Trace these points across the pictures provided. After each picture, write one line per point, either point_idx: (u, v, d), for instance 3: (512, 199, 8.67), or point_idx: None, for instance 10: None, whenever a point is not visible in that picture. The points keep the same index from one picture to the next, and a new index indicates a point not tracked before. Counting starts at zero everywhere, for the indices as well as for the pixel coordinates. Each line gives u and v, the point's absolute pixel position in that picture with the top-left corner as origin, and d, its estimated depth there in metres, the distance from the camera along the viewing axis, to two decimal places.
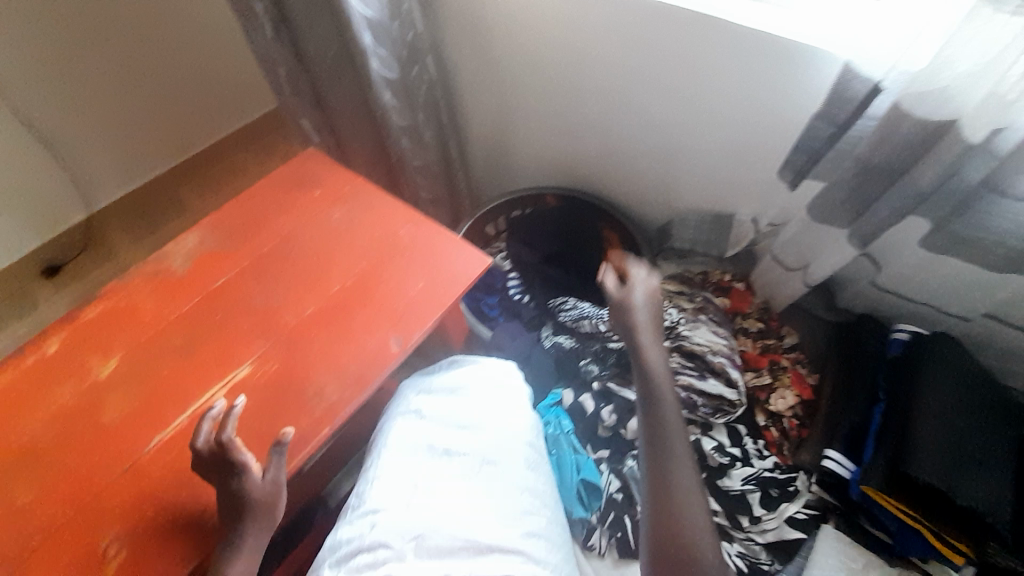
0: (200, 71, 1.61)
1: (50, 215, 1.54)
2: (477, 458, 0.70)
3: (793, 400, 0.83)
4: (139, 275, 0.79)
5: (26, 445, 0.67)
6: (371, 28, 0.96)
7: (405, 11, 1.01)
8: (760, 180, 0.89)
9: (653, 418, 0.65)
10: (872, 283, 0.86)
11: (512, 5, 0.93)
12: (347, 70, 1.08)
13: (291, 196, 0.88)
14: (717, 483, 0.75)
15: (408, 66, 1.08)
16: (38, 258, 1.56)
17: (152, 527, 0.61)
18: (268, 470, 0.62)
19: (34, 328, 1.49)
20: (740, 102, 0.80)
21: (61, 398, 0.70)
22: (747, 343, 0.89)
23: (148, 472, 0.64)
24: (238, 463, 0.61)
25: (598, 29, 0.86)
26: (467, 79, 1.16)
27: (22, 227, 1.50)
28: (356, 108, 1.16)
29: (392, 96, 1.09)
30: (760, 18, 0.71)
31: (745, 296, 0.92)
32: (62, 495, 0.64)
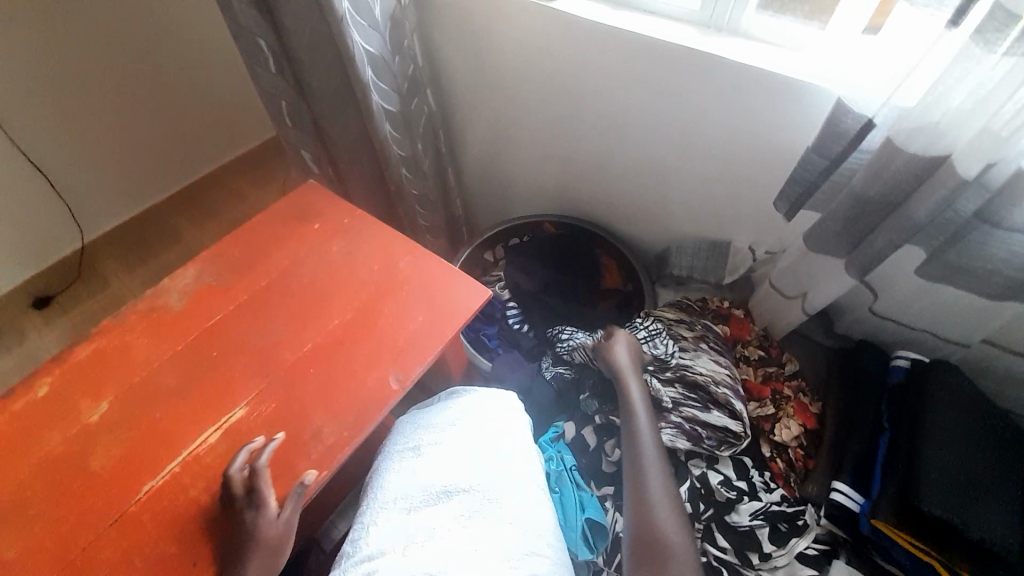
0: (199, 103, 1.64)
1: (43, 247, 1.52)
2: (481, 496, 0.68)
3: (798, 430, 0.81)
4: (134, 313, 0.78)
5: (10, 496, 0.64)
6: (373, 63, 0.99)
7: (406, 47, 1.04)
8: (756, 208, 0.90)
9: (630, 441, 0.69)
10: (870, 309, 0.87)
11: (508, 42, 0.96)
12: (347, 103, 1.11)
13: (291, 230, 0.88)
14: (724, 519, 0.71)
15: (408, 98, 1.11)
16: (29, 290, 1.54)
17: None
18: (284, 508, 0.62)
19: (24, 362, 1.46)
20: (733, 134, 0.82)
21: (49, 445, 0.68)
22: (748, 371, 0.88)
23: (137, 524, 0.61)
24: (261, 499, 0.61)
25: (593, 64, 0.88)
26: (465, 110, 1.20)
27: (14, 260, 1.48)
28: (356, 140, 1.19)
29: (392, 128, 1.12)
30: (752, 54, 0.73)
31: (745, 323, 0.92)
32: (46, 551, 0.60)
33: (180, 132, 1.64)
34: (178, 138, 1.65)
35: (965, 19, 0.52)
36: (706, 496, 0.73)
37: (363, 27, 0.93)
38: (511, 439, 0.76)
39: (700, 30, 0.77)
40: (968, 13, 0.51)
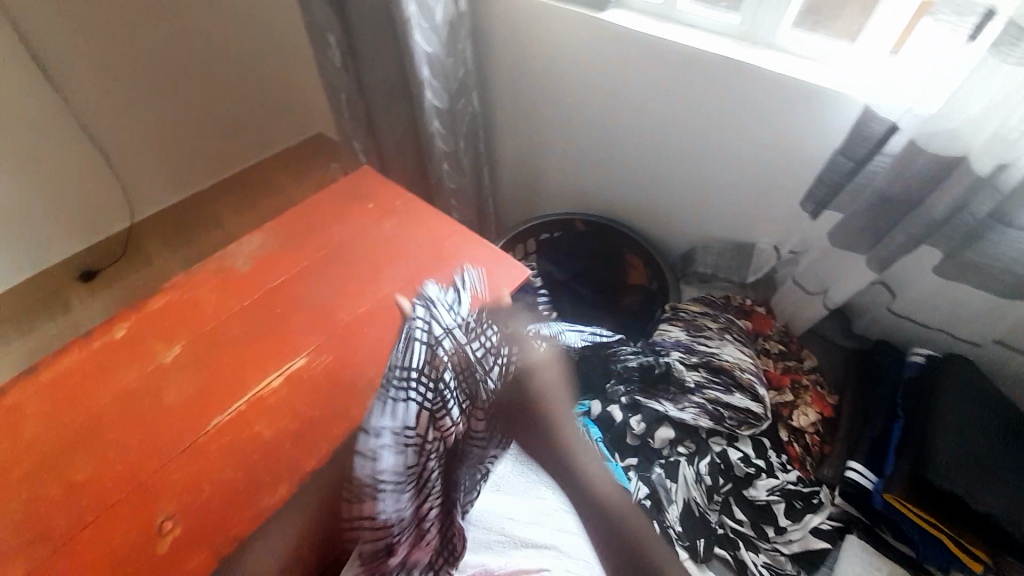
0: (254, 95, 1.76)
1: (96, 221, 1.61)
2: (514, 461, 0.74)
3: (815, 417, 0.86)
4: (204, 271, 0.86)
5: (90, 422, 0.71)
6: (429, 62, 1.08)
7: (459, 50, 1.13)
8: (780, 212, 0.95)
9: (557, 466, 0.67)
10: (888, 309, 0.91)
11: (553, 48, 1.05)
12: (399, 100, 1.20)
13: (347, 207, 0.96)
14: (743, 493, 0.79)
15: (456, 98, 1.20)
16: (79, 261, 1.61)
17: (206, 508, 0.63)
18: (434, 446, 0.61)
19: (67, 329, 1.50)
20: (761, 140, 0.88)
21: (124, 380, 0.75)
22: (769, 363, 0.93)
23: (205, 452, 0.68)
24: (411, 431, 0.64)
25: (630, 71, 0.96)
26: (505, 112, 1.28)
27: (70, 230, 1.57)
28: (404, 134, 1.27)
29: (439, 123, 1.20)
30: (784, 66, 0.80)
31: (767, 319, 0.97)
32: (119, 472, 0.66)
33: (233, 123, 1.77)
34: (230, 126, 1.77)
35: (981, 35, 0.59)
36: (726, 471, 0.80)
37: (424, 28, 1.03)
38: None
39: (736, 42, 0.85)
40: (984, 30, 0.58)
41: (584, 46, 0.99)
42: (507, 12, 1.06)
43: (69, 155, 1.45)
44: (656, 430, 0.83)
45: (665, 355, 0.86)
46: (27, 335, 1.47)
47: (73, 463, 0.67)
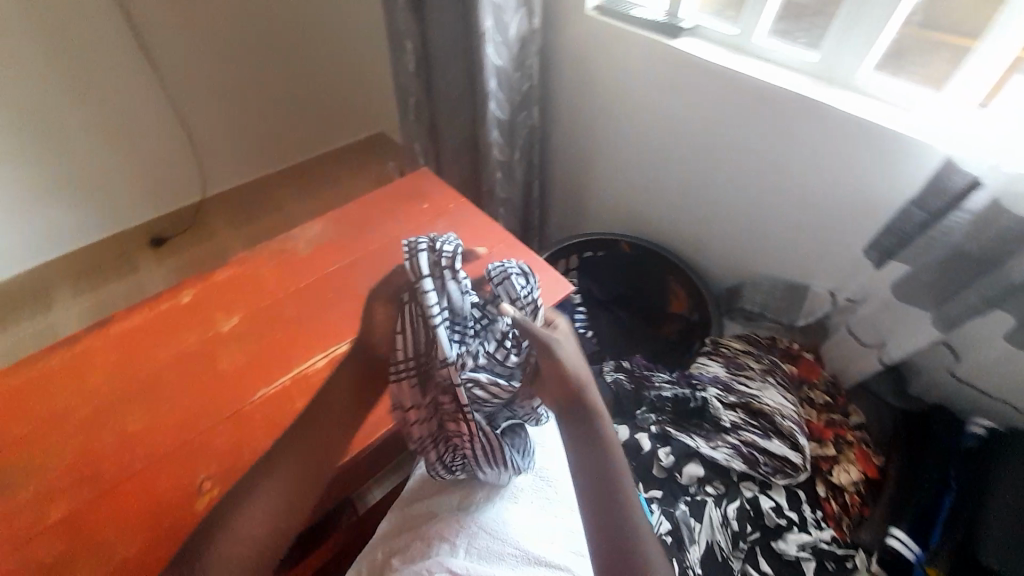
0: (327, 91, 1.87)
1: (172, 192, 1.74)
2: (534, 474, 0.72)
3: (857, 476, 0.81)
4: (267, 251, 0.91)
5: (151, 377, 0.76)
6: (497, 74, 1.12)
7: (527, 66, 1.17)
8: (839, 258, 0.92)
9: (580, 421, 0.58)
10: (952, 372, 0.86)
11: (619, 71, 1.06)
12: (464, 108, 1.24)
13: (404, 205, 1.00)
14: (771, 544, 0.75)
15: (517, 111, 1.23)
16: (152, 228, 1.73)
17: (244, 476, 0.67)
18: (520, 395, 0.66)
19: (133, 289, 1.60)
20: (828, 181, 0.86)
21: (186, 342, 0.80)
22: (812, 414, 0.89)
23: (248, 421, 0.71)
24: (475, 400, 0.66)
25: (695, 100, 0.96)
26: (564, 129, 1.30)
27: (149, 198, 1.70)
28: (463, 140, 1.31)
29: (498, 134, 1.23)
30: (863, 107, 0.78)
31: (814, 367, 0.94)
32: (170, 429, 0.71)
33: (306, 115, 1.88)
34: (302, 118, 1.88)
35: None
36: (755, 519, 0.77)
37: (497, 41, 1.07)
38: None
39: (814, 81, 0.84)
40: None
41: (651, 71, 1.00)
42: (579, 32, 1.09)
43: (154, 127, 1.58)
44: (685, 465, 0.80)
45: (700, 390, 0.87)
46: (96, 290, 1.59)
47: (131, 414, 0.72)
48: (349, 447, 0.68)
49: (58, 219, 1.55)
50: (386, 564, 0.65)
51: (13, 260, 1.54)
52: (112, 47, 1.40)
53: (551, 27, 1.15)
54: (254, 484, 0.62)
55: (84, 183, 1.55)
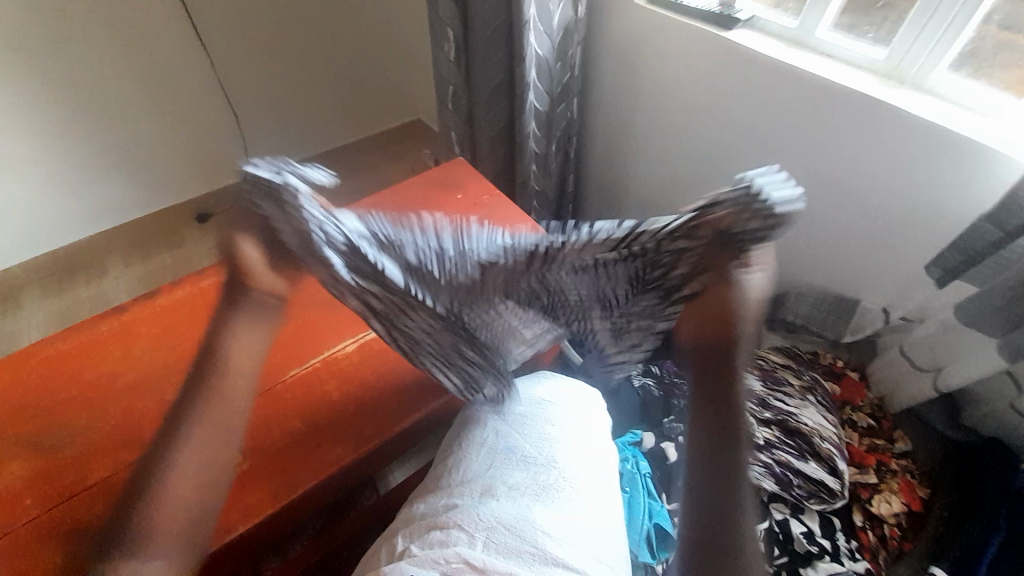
0: (368, 75, 1.88)
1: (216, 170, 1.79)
2: (556, 472, 0.71)
3: (898, 508, 0.81)
4: None
5: (185, 351, 0.79)
6: (538, 64, 1.09)
7: (569, 56, 1.14)
8: (893, 273, 0.86)
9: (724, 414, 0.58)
10: (1010, 405, 0.79)
11: (666, 64, 1.01)
12: (502, 97, 1.22)
13: (437, 194, 1.00)
14: (801, 571, 0.72)
15: (556, 103, 1.20)
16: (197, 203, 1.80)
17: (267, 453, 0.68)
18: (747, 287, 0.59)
19: (178, 261, 1.67)
20: (888, 188, 0.80)
21: (220, 320, 0.83)
22: (853, 437, 0.88)
23: (281, 400, 0.76)
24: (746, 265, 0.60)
25: (747, 97, 0.90)
26: (603, 123, 1.27)
27: (195, 175, 1.76)
28: (499, 130, 1.29)
29: (536, 125, 1.21)
30: (937, 112, 0.72)
31: (858, 389, 0.92)
32: None
33: (346, 99, 1.90)
34: (343, 102, 1.90)
35: None
36: (784, 542, 0.74)
37: (540, 30, 1.04)
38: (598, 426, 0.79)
39: (881, 80, 0.77)
40: None
41: (699, 65, 0.95)
42: (625, 23, 1.05)
43: (202, 106, 1.63)
44: None
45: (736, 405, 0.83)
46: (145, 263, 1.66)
47: (163, 386, 0.75)
48: (381, 433, 0.74)
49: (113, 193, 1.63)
50: (405, 548, 0.65)
51: (72, 230, 1.64)
52: (167, 27, 1.45)
53: (595, 17, 1.11)
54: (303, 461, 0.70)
55: (139, 159, 1.62)
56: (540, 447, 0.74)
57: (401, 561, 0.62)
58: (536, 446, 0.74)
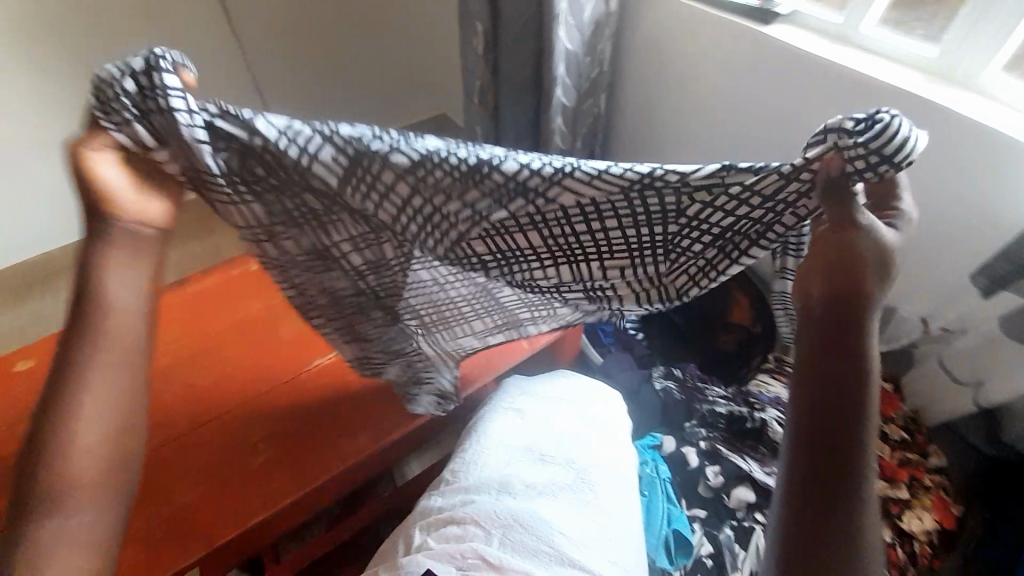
0: (398, 71, 1.89)
1: None
2: (572, 472, 0.71)
3: (930, 525, 0.78)
4: None
5: (219, 336, 0.86)
6: (567, 59, 1.09)
7: (599, 51, 1.13)
8: (933, 283, 0.83)
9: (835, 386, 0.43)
10: None
11: (698, 61, 0.99)
12: (529, 92, 1.22)
13: None
14: None
15: (584, 98, 1.19)
16: None
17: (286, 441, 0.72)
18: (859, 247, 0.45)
19: None
20: (931, 192, 0.76)
21: (252, 308, 0.89)
22: (885, 450, 0.85)
23: (302, 386, 0.81)
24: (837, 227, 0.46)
25: (781, 96, 0.88)
26: (632, 120, 1.25)
27: None
28: (526, 125, 1.29)
29: (563, 121, 1.20)
30: (986, 112, 0.68)
31: (892, 400, 0.88)
32: (229, 387, 0.80)
33: (375, 94, 1.91)
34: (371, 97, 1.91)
35: None
36: None
37: (569, 24, 1.03)
38: (616, 428, 0.79)
39: (927, 77, 0.74)
40: None
41: (733, 60, 0.92)
42: (657, 17, 1.03)
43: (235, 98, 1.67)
44: (734, 487, 0.76)
45: (760, 411, 0.83)
46: None
47: (197, 369, 0.82)
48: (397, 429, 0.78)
49: None
50: (423, 540, 0.66)
51: None
52: (204, 20, 1.49)
53: (627, 11, 1.10)
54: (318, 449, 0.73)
55: None
56: (557, 446, 0.74)
57: (418, 554, 0.63)
58: (553, 445, 0.74)
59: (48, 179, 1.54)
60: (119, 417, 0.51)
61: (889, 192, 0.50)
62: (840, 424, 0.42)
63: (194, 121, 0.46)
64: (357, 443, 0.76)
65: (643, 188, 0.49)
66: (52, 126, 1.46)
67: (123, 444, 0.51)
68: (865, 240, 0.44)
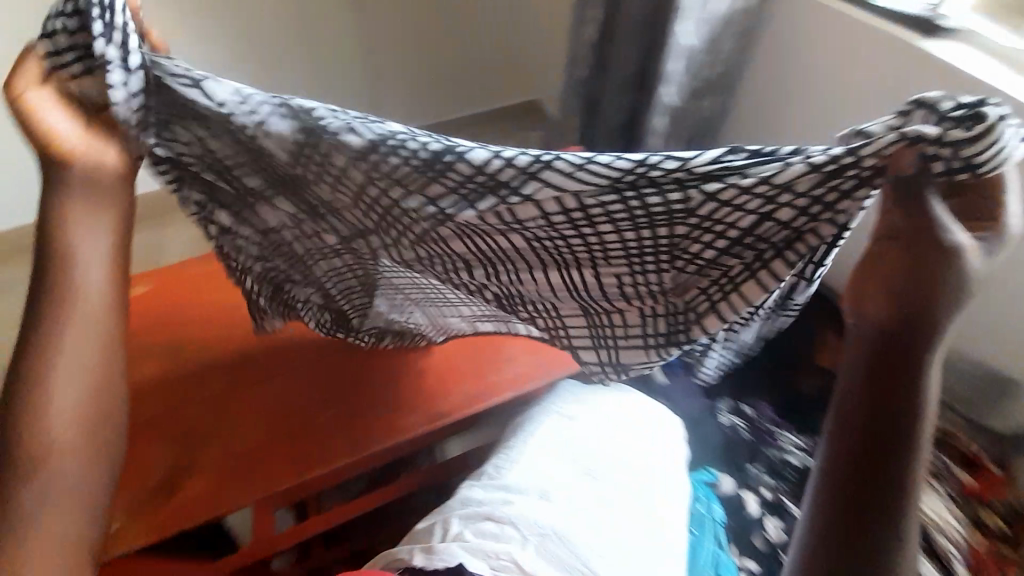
0: (501, 56, 1.92)
1: None
2: (617, 494, 0.68)
3: None
4: None
5: None
6: (687, 55, 1.03)
7: (722, 51, 1.06)
8: None
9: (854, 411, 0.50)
10: None
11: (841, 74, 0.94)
12: (634, 89, 1.17)
13: None
14: None
15: (693, 99, 1.12)
16: None
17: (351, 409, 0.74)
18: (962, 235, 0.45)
19: None
20: None
21: None
22: (979, 539, 0.74)
23: (360, 358, 0.81)
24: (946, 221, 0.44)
25: None
26: (741, 132, 1.19)
27: None
28: (622, 122, 1.22)
29: (665, 122, 1.12)
30: None
31: (999, 487, 0.78)
32: (291, 347, 0.82)
33: (477, 77, 1.95)
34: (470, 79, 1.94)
35: None
36: None
37: (696, 18, 0.99)
38: (672, 456, 0.75)
39: None
40: None
41: (887, 73, 0.87)
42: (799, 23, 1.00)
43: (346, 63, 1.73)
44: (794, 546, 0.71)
45: None
46: None
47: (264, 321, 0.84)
48: (447, 415, 0.77)
49: None
50: (460, 531, 0.66)
51: None
52: None
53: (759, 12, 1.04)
54: (374, 424, 0.75)
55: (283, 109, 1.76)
56: (604, 462, 0.71)
57: (452, 543, 0.64)
58: (600, 461, 0.71)
59: None
60: (84, 408, 0.63)
61: (975, 207, 0.46)
62: (888, 417, 0.49)
63: (121, 77, 0.54)
64: (412, 420, 0.76)
65: (638, 183, 0.46)
66: None
67: (87, 426, 0.63)
68: (948, 258, 0.44)
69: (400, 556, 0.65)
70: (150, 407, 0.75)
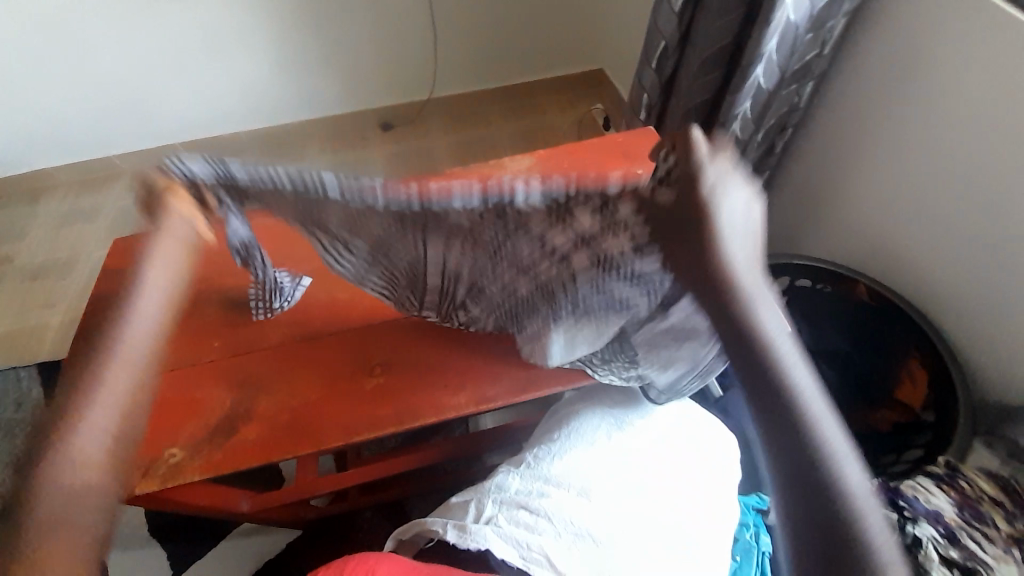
0: (572, 19, 1.84)
1: (406, 83, 1.87)
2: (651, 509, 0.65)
3: None
4: (479, 173, 0.98)
5: None
6: (784, 31, 0.93)
7: (827, 29, 0.94)
8: None
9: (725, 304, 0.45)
10: None
11: (963, 71, 0.83)
12: (718, 68, 1.07)
13: (619, 164, 0.98)
14: None
15: (787, 83, 1.01)
16: (380, 113, 1.91)
17: (403, 392, 0.74)
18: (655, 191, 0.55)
19: (357, 159, 1.85)
20: None
21: None
22: None
23: (420, 327, 0.80)
24: None
25: None
26: (831, 124, 1.07)
27: (384, 85, 1.86)
28: (699, 105, 1.14)
29: (750, 106, 1.03)
30: None
31: None
32: (352, 312, 0.82)
33: (546, 41, 1.88)
34: (540, 42, 1.87)
35: None
36: None
37: None
38: (713, 449, 0.73)
39: None
40: None
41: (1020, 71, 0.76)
42: (918, 3, 0.87)
43: (416, 18, 1.71)
44: None
45: (911, 522, 0.73)
46: (333, 155, 1.86)
47: (333, 285, 0.85)
48: (499, 400, 0.75)
49: (321, 84, 1.81)
50: (493, 514, 0.65)
51: (274, 113, 1.84)
52: None
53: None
54: (420, 399, 0.74)
55: (350, 60, 1.78)
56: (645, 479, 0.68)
57: (486, 526, 0.64)
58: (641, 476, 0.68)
59: (242, 65, 1.71)
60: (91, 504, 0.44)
61: None
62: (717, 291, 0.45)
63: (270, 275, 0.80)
64: (458, 402, 0.74)
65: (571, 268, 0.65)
66: (258, 20, 1.62)
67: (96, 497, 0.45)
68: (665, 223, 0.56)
69: (432, 528, 0.66)
70: (218, 348, 0.78)
